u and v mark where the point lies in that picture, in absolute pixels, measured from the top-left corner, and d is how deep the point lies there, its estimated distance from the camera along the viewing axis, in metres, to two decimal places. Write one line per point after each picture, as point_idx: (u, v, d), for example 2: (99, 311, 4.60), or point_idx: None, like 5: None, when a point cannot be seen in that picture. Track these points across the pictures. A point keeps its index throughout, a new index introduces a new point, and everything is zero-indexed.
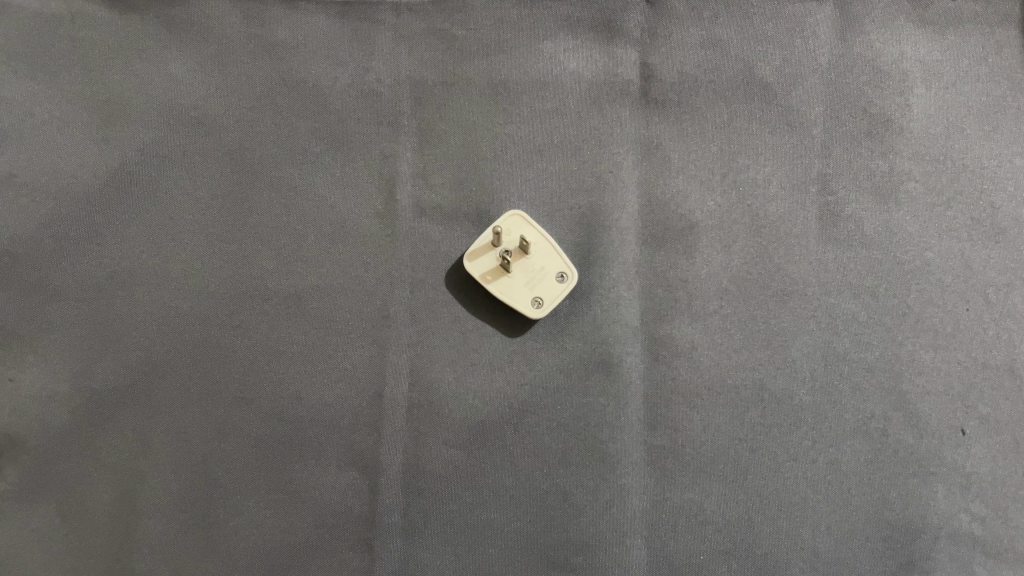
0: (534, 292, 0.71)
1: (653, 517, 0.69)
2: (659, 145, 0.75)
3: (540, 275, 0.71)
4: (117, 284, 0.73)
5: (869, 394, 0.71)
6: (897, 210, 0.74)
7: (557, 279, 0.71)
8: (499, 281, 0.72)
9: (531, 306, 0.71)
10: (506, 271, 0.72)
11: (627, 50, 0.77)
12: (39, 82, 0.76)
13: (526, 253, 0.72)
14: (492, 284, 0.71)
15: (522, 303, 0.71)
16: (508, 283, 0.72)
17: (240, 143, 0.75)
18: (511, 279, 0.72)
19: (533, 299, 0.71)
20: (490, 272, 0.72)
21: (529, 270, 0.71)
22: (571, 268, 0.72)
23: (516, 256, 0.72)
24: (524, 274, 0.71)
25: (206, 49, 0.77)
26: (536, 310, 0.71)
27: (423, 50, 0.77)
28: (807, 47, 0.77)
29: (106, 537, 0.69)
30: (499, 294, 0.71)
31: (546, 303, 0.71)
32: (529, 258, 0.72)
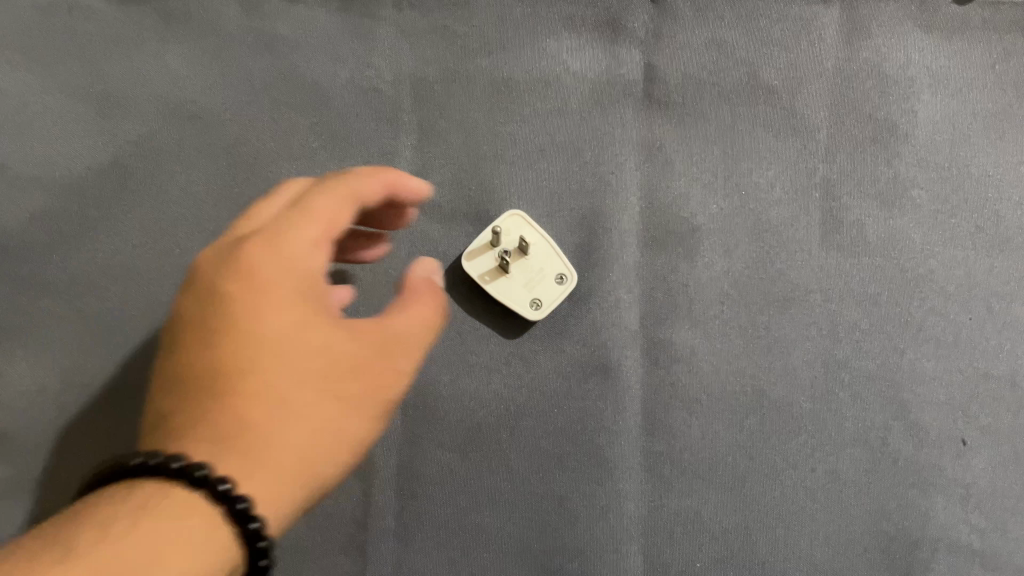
0: (649, 286, 0.73)
1: (741, 520, 0.69)
2: (792, 142, 0.77)
3: (651, 276, 0.74)
4: (224, 236, 0.75)
5: (982, 400, 0.72)
6: (1020, 219, 0.75)
7: (668, 281, 0.73)
8: (609, 278, 0.73)
9: (644, 302, 0.73)
10: (617, 268, 0.73)
11: (768, 46, 0.79)
12: (172, 29, 0.80)
13: (645, 249, 0.74)
14: (602, 280, 0.73)
15: (633, 299, 0.73)
16: (617, 281, 0.73)
17: (365, 114, 0.78)
18: (620, 277, 0.73)
19: (642, 301, 0.73)
20: (600, 268, 0.73)
21: (647, 266, 0.74)
22: (683, 270, 0.74)
23: (632, 252, 0.74)
24: (635, 275, 0.74)
25: (345, 18, 0.80)
26: (647, 307, 0.72)
27: (561, 39, 0.79)
28: (942, 53, 0.79)
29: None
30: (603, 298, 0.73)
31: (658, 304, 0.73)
32: (641, 258, 0.74)
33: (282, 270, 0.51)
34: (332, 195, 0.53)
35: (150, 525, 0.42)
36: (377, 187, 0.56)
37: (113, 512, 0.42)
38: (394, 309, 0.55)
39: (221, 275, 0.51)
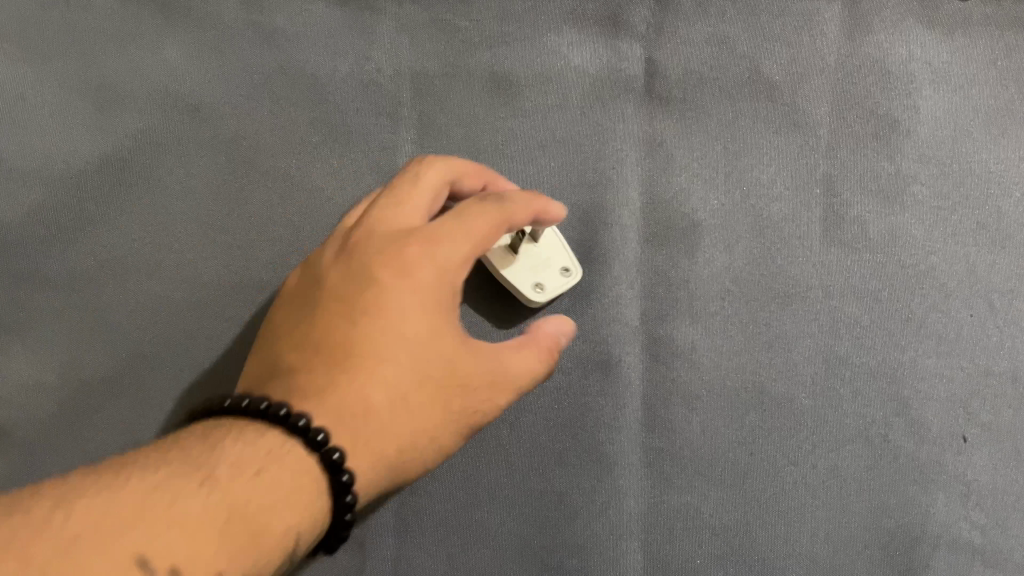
0: (536, 280, 0.69)
1: (651, 520, 0.68)
2: (663, 142, 0.74)
3: (546, 264, 0.70)
4: (108, 273, 0.71)
5: (871, 398, 0.70)
6: (901, 213, 0.73)
7: (562, 273, 0.70)
8: (503, 263, 0.70)
9: (531, 294, 0.69)
10: (512, 253, 0.70)
11: (632, 45, 0.76)
12: (33, 66, 0.75)
13: (537, 241, 0.70)
14: (495, 264, 0.69)
15: (521, 289, 0.69)
16: (511, 267, 0.70)
17: (237, 133, 0.74)
18: (514, 263, 0.70)
19: (533, 288, 0.69)
20: (496, 251, 0.70)
21: (536, 259, 0.70)
22: (579, 266, 0.71)
23: (525, 240, 0.70)
24: (530, 261, 0.70)
25: (204, 35, 0.76)
26: (534, 300, 0.69)
27: (425, 41, 0.76)
28: (814, 46, 0.76)
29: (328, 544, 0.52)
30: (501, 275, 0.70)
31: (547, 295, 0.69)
32: (537, 246, 0.70)
33: (435, 272, 0.56)
34: (486, 217, 0.58)
35: (247, 478, 0.47)
36: (520, 216, 0.60)
37: (227, 460, 0.47)
38: (503, 347, 0.59)
39: (374, 255, 0.57)
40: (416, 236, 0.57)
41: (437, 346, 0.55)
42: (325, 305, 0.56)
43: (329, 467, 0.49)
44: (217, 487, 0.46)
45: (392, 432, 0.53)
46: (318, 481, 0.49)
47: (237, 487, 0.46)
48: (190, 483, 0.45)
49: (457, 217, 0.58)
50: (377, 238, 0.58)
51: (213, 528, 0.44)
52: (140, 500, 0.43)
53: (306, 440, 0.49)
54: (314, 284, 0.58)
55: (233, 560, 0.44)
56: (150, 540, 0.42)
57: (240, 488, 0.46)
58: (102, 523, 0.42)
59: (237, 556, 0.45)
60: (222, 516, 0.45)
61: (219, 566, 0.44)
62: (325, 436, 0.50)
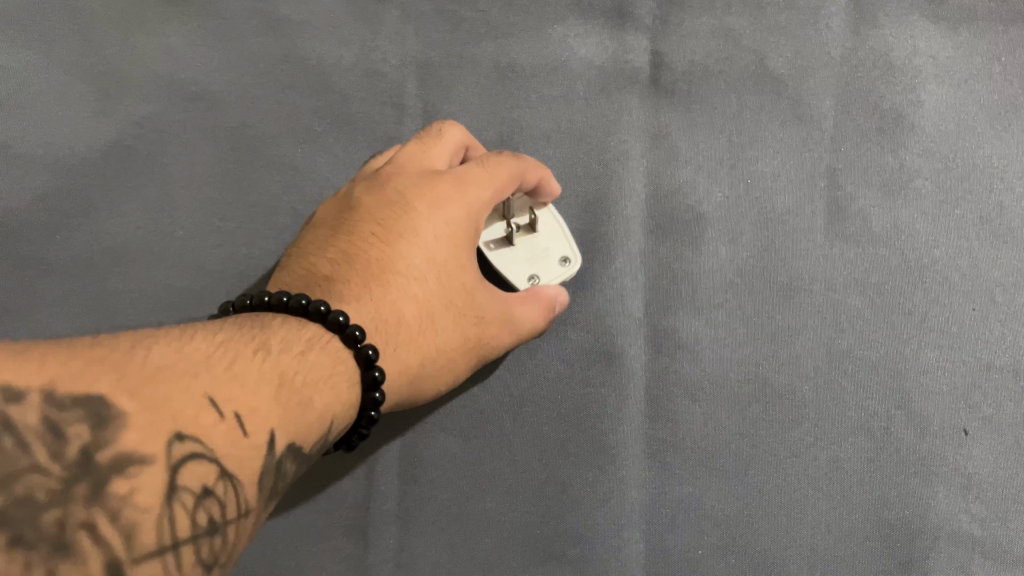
0: (531, 268, 0.69)
1: (652, 510, 0.69)
2: (667, 134, 0.74)
3: (544, 253, 0.70)
4: (112, 260, 0.71)
5: (872, 391, 0.70)
6: (905, 207, 0.73)
7: (559, 261, 0.70)
8: (500, 252, 0.70)
9: (525, 281, 0.69)
10: (509, 243, 0.70)
11: (638, 37, 0.76)
12: (37, 51, 0.74)
13: (535, 230, 0.70)
14: (492, 252, 0.70)
15: (516, 275, 0.69)
16: (508, 255, 0.70)
17: (241, 121, 0.74)
18: (511, 252, 0.70)
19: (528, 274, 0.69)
20: (493, 240, 0.70)
21: (533, 247, 0.70)
22: (576, 253, 0.70)
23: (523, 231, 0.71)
24: (526, 250, 0.70)
25: (209, 23, 0.76)
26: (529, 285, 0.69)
27: (431, 31, 0.76)
28: (820, 39, 0.76)
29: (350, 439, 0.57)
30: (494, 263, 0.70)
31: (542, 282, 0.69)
32: (535, 235, 0.71)
33: (459, 209, 0.63)
34: (511, 169, 0.65)
35: (294, 356, 0.51)
36: (535, 173, 0.67)
37: (276, 339, 0.51)
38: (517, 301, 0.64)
39: (409, 187, 0.63)
40: (447, 175, 0.63)
41: (460, 275, 0.62)
42: (359, 225, 0.62)
43: (362, 359, 0.54)
44: (270, 359, 0.49)
45: (415, 347, 0.59)
46: (351, 375, 0.54)
47: (288, 362, 0.50)
48: (247, 349, 0.49)
49: (483, 165, 0.65)
50: (407, 176, 0.64)
51: (268, 388, 0.48)
52: (206, 355, 0.47)
53: (343, 332, 0.54)
54: (347, 207, 0.64)
55: (285, 421, 0.48)
56: (216, 387, 0.45)
57: (288, 363, 0.50)
58: (175, 364, 0.45)
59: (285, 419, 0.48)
60: (277, 381, 0.48)
61: (275, 424, 0.47)
62: (361, 332, 0.55)
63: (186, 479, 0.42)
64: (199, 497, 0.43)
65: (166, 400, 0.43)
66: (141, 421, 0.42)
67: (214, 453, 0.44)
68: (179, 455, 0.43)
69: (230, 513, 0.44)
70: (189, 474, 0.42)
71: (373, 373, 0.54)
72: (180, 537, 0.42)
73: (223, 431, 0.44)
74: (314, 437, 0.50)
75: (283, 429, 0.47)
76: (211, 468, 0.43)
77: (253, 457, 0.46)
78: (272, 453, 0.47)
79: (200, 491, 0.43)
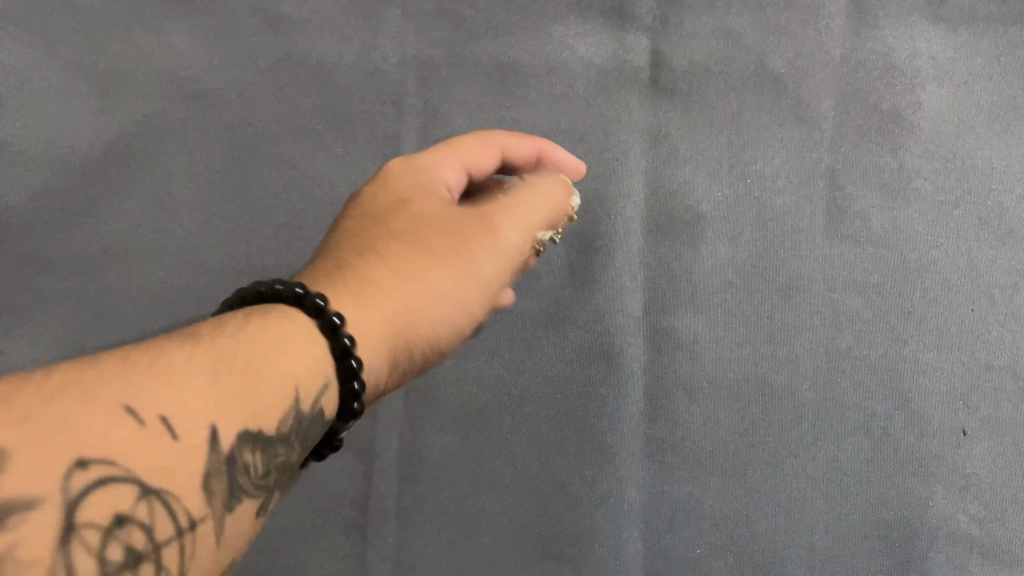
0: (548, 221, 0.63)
1: (650, 509, 0.69)
2: (667, 134, 0.74)
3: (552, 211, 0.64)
4: (112, 258, 0.71)
5: (871, 391, 0.70)
6: (905, 207, 0.73)
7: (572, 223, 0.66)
8: None
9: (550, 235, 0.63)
10: None
11: (638, 37, 0.76)
12: (37, 49, 0.74)
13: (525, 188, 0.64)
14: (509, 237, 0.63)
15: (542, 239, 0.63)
16: None
17: (241, 119, 0.74)
18: None
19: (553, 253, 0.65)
20: None
21: None
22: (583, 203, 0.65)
23: None
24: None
25: (209, 22, 0.76)
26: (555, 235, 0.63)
27: (431, 30, 0.76)
28: (819, 40, 0.76)
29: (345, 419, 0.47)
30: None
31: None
32: None
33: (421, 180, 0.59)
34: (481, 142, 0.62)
35: (244, 338, 0.42)
36: (519, 150, 0.63)
37: (216, 319, 0.43)
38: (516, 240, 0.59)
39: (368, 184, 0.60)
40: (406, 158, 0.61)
41: (434, 222, 0.56)
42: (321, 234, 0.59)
43: (327, 331, 0.46)
44: (204, 340, 0.40)
45: (395, 299, 0.52)
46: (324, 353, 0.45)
47: (229, 339, 0.41)
48: (176, 344, 0.39)
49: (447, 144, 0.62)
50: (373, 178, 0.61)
51: (208, 380, 0.38)
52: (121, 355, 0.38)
53: (303, 306, 0.46)
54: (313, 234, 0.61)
55: (230, 417, 0.38)
56: (134, 390, 0.36)
57: (229, 341, 0.41)
58: (76, 375, 0.36)
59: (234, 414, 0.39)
60: (220, 369, 0.39)
61: (212, 416, 0.37)
62: (323, 300, 0.46)
63: (91, 513, 0.33)
64: (114, 529, 0.33)
65: (62, 414, 0.34)
66: (23, 451, 0.32)
67: (130, 474, 0.34)
68: (83, 485, 0.33)
69: (165, 542, 0.35)
70: (95, 506, 0.33)
71: (349, 357, 0.46)
72: None
73: (142, 439, 0.35)
74: (276, 419, 0.41)
75: (229, 428, 0.38)
76: (129, 491, 0.34)
77: (189, 463, 0.36)
78: (217, 450, 0.37)
79: (113, 523, 0.33)
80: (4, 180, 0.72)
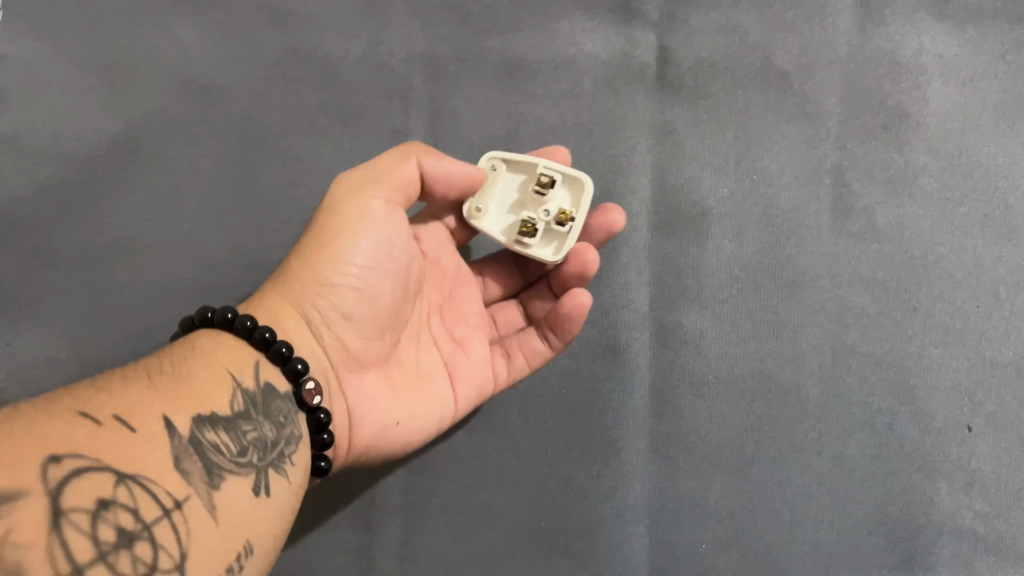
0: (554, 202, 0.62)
1: (656, 505, 0.69)
2: (673, 130, 0.75)
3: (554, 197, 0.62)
4: (118, 252, 0.71)
5: (876, 387, 0.70)
6: (910, 204, 0.73)
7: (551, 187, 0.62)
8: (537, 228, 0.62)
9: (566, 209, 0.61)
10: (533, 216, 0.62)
11: (645, 32, 0.76)
12: (44, 43, 0.74)
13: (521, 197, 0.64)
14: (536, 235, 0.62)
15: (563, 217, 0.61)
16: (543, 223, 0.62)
17: (248, 114, 0.74)
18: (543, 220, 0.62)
19: (555, 222, 0.61)
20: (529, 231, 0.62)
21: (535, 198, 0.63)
22: (542, 162, 0.62)
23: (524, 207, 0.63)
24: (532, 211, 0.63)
25: (215, 16, 0.76)
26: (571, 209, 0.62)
27: (438, 25, 0.76)
28: (826, 37, 0.76)
29: (309, 410, 0.50)
30: (569, 258, 0.64)
31: (577, 216, 0.62)
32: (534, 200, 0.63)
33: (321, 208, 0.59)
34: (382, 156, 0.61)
35: (175, 358, 0.47)
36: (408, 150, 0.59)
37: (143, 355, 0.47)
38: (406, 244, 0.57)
39: None
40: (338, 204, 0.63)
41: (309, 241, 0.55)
42: None
43: (243, 333, 0.50)
44: (136, 367, 0.45)
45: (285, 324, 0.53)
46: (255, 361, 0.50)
47: (167, 359, 0.47)
48: (116, 373, 0.44)
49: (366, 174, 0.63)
50: None
51: (151, 387, 0.43)
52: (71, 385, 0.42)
53: (235, 328, 0.50)
54: None
55: (180, 408, 0.43)
56: (85, 401, 0.40)
57: (158, 363, 0.46)
58: (31, 403, 0.39)
59: (184, 407, 0.43)
60: (159, 379, 0.44)
61: (164, 410, 0.42)
62: (270, 331, 0.50)
63: (75, 499, 0.36)
64: (102, 511, 0.36)
65: (26, 428, 0.37)
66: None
67: (102, 461, 0.38)
68: (61, 476, 0.36)
69: (149, 516, 0.38)
70: (76, 491, 0.36)
71: (261, 332, 0.50)
72: (82, 560, 0.35)
73: (104, 435, 0.39)
74: (228, 406, 0.46)
75: (179, 415, 0.42)
76: (105, 476, 0.37)
77: (155, 449, 0.40)
78: (176, 435, 0.42)
79: (99, 505, 0.36)
80: (10, 173, 0.72)
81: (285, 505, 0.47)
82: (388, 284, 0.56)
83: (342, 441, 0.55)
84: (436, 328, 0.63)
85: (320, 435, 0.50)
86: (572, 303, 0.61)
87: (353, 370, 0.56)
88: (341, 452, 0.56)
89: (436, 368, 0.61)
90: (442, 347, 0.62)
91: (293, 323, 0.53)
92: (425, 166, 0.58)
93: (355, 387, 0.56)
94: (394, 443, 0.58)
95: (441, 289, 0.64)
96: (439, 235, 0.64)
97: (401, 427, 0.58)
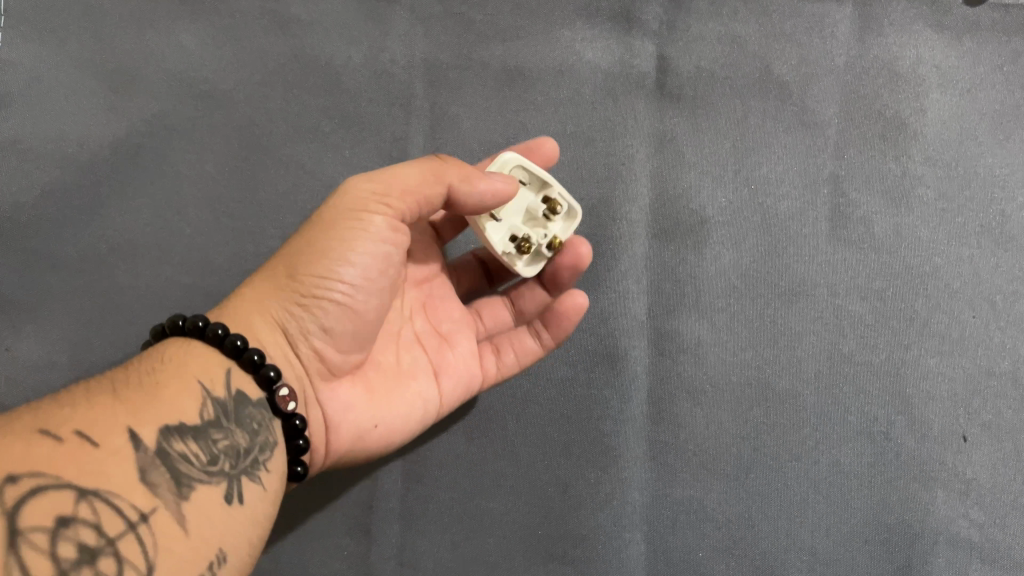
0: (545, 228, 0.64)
1: (653, 512, 0.69)
2: (673, 139, 0.75)
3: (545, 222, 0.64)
4: (119, 257, 0.72)
5: (873, 396, 0.71)
6: (908, 214, 0.74)
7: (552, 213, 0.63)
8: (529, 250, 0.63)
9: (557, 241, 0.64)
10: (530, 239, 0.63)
11: (644, 41, 0.77)
12: (47, 47, 0.74)
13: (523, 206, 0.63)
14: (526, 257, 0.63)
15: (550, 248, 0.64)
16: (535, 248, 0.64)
17: (249, 119, 0.74)
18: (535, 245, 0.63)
19: (546, 249, 0.63)
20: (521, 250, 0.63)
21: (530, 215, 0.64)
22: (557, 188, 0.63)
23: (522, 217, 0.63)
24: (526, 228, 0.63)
25: (218, 22, 0.76)
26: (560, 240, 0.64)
27: (439, 33, 0.76)
28: (824, 47, 0.76)
29: (285, 416, 0.51)
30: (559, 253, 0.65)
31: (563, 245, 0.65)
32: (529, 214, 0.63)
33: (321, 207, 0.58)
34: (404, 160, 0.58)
35: (150, 366, 0.48)
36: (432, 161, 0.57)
37: (116, 366, 0.48)
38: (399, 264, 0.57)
39: None
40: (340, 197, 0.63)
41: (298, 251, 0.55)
42: None
43: (214, 341, 0.51)
44: (103, 381, 0.46)
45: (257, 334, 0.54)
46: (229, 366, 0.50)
47: (140, 369, 0.48)
48: (88, 385, 0.45)
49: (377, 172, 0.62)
50: None
51: (121, 399, 0.44)
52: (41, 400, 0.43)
53: (206, 338, 0.51)
54: None
55: (148, 420, 0.44)
56: (51, 418, 0.42)
57: (126, 376, 0.47)
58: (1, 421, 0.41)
59: (154, 417, 0.44)
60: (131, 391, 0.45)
61: (128, 423, 0.43)
62: (242, 339, 0.50)
63: (36, 517, 0.37)
64: (62, 528, 0.38)
65: None
66: None
67: (63, 478, 0.39)
68: (19, 497, 0.37)
69: (112, 530, 0.39)
70: (34, 511, 0.37)
71: (232, 340, 0.50)
72: None
73: (67, 452, 0.40)
74: (200, 416, 0.46)
75: (147, 427, 0.44)
76: (66, 494, 0.39)
77: (118, 465, 0.41)
78: (141, 449, 0.43)
79: (59, 523, 0.38)
80: (13, 176, 0.72)
81: (259, 511, 0.48)
82: (375, 302, 0.55)
83: (319, 447, 0.56)
84: (422, 326, 0.63)
85: (296, 440, 0.51)
86: (572, 304, 0.65)
87: (327, 380, 0.56)
88: (319, 457, 0.57)
89: (421, 367, 0.61)
90: (428, 346, 0.62)
91: (268, 331, 0.54)
92: (459, 193, 0.55)
93: (330, 395, 0.56)
94: (375, 444, 0.59)
95: (422, 289, 0.64)
96: (422, 237, 0.64)
97: (380, 429, 0.58)
